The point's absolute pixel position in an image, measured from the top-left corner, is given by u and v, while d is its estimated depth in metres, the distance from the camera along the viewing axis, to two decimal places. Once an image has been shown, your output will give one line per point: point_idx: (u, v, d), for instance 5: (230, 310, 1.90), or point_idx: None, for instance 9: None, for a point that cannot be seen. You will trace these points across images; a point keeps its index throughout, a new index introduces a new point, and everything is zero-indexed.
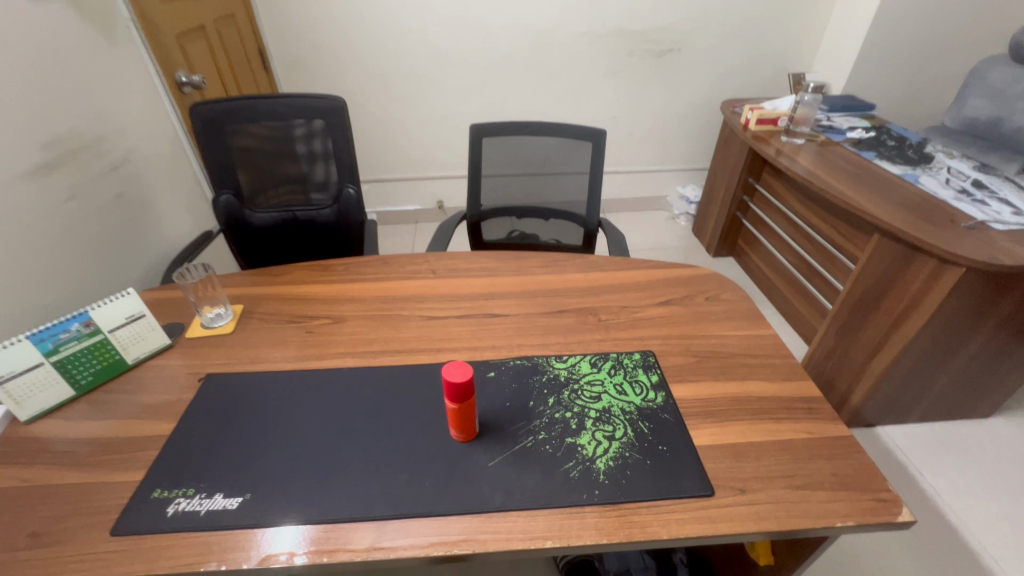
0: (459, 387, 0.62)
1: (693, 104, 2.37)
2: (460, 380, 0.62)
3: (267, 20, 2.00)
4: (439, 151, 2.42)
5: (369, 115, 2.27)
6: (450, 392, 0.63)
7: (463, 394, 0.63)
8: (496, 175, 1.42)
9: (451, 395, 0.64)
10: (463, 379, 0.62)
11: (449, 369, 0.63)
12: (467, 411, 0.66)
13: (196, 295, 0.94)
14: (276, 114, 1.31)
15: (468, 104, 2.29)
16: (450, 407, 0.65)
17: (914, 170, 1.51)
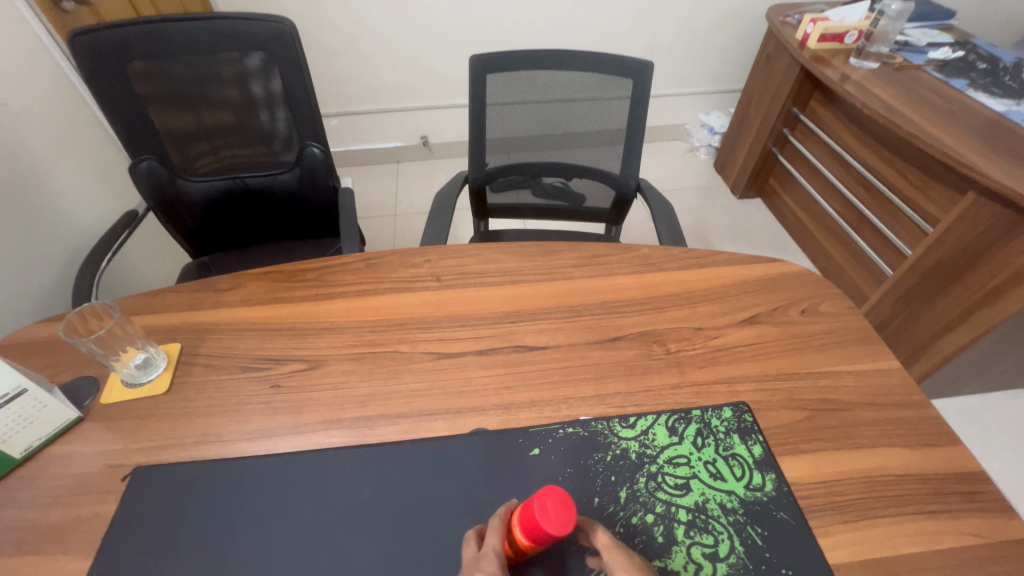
0: (545, 538, 0.41)
1: (727, 9, 1.95)
2: (555, 532, 0.41)
3: None
4: (420, 75, 1.99)
5: (330, 29, 1.80)
6: (529, 530, 0.43)
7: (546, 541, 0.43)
8: (506, 123, 1.09)
9: (528, 534, 0.43)
10: (561, 523, 0.41)
11: (544, 503, 0.42)
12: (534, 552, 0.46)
13: (96, 344, 0.64)
14: (196, 43, 0.94)
15: (453, 14, 1.83)
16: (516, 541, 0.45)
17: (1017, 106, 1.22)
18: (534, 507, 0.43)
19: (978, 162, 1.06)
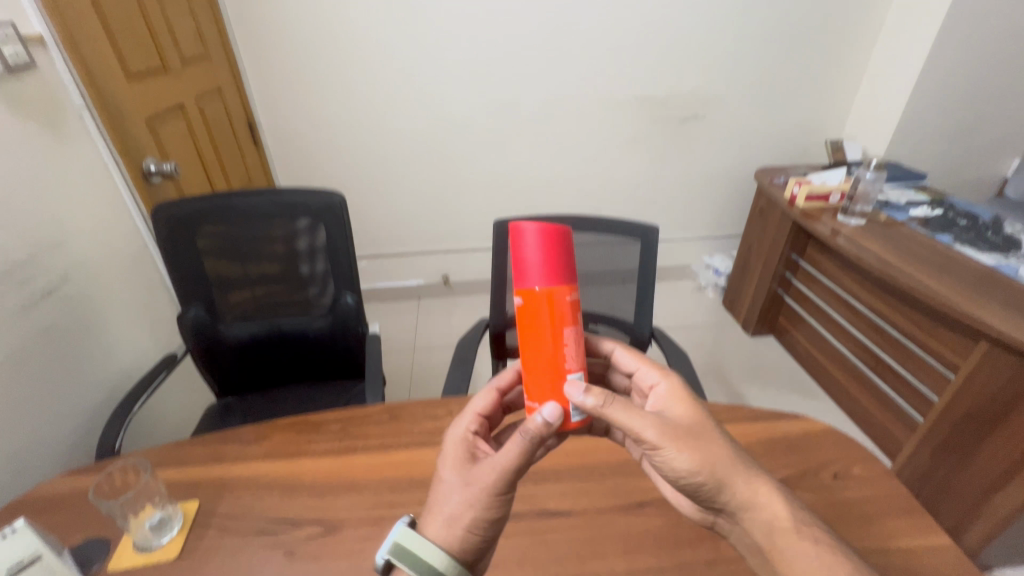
0: (519, 233, 0.50)
1: (719, 170, 2.21)
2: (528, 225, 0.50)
3: (260, 94, 1.83)
4: (445, 224, 2.21)
5: (370, 187, 2.07)
6: (550, 268, 0.51)
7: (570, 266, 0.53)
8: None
9: (551, 273, 0.51)
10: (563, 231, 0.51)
11: (530, 230, 0.50)
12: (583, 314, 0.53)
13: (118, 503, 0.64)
14: (259, 212, 1.09)
15: (477, 174, 2.09)
16: (555, 303, 0.51)
17: (1005, 259, 1.30)
18: (526, 247, 0.50)
19: (982, 312, 1.10)
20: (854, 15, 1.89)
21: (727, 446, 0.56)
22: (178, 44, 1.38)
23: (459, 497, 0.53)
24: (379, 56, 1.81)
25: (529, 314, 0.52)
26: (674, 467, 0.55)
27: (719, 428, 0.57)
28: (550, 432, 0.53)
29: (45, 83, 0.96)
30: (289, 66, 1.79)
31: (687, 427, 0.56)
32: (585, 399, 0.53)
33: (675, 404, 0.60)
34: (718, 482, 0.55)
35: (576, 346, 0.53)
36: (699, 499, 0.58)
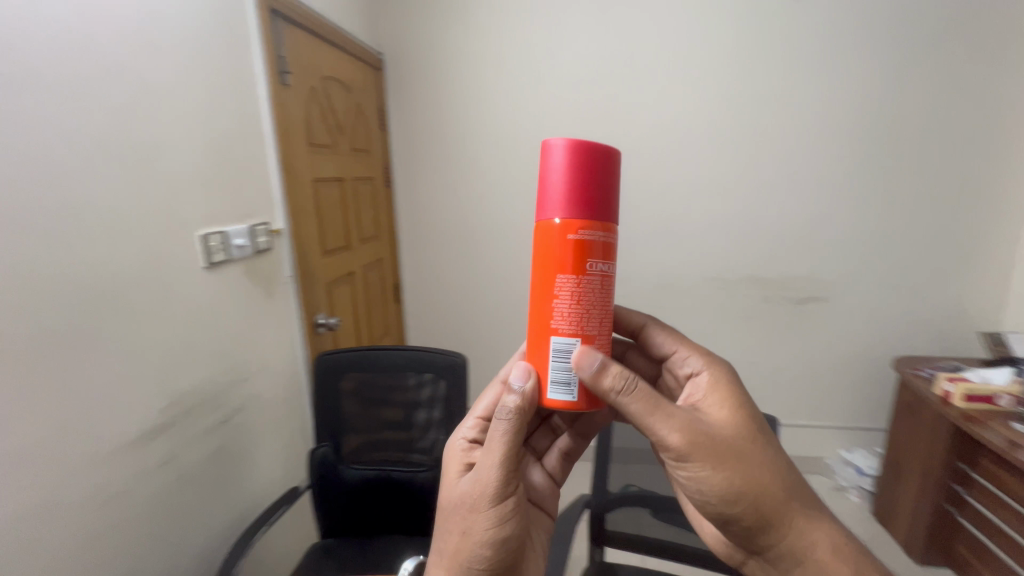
0: (557, 148, 0.52)
1: (848, 354, 2.03)
2: (566, 144, 0.52)
3: (407, 264, 2.21)
4: None
5: (482, 345, 2.24)
6: (578, 199, 0.52)
7: (606, 206, 0.53)
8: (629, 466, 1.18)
9: (569, 203, 0.52)
10: (598, 161, 0.52)
11: (561, 148, 0.52)
12: (605, 262, 0.53)
13: None
14: (394, 365, 1.25)
15: None
16: (576, 241, 0.52)
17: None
18: (554, 168, 0.52)
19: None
20: (991, 208, 1.81)
21: (767, 470, 0.59)
22: (361, 229, 1.82)
23: (458, 516, 0.60)
24: (504, 236, 2.09)
25: (547, 240, 0.53)
26: (706, 486, 0.58)
27: (755, 443, 0.60)
28: (526, 405, 0.56)
29: (274, 261, 1.31)
30: (432, 243, 2.16)
31: (727, 442, 0.58)
32: (600, 382, 0.53)
33: (717, 408, 0.62)
34: (757, 510, 0.59)
35: (576, 303, 0.53)
36: (732, 528, 0.62)
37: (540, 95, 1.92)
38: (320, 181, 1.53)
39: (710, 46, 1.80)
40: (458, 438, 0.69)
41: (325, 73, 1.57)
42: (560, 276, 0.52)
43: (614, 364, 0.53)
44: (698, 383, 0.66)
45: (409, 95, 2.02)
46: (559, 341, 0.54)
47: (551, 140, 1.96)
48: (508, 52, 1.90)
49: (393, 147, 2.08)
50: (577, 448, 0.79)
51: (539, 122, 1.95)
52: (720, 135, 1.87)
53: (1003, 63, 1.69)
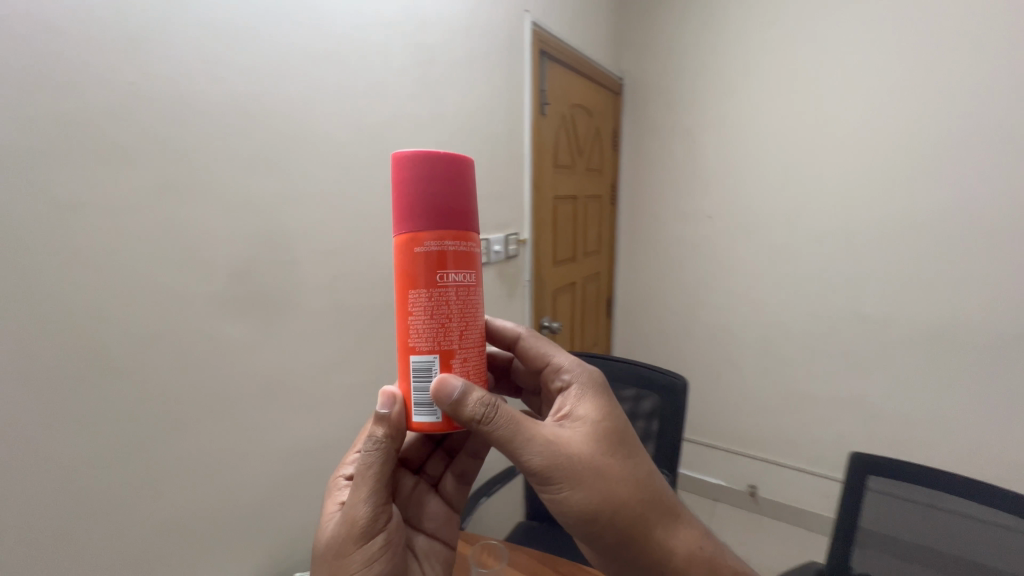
0: (402, 159, 0.46)
1: None
2: (409, 154, 0.46)
3: (623, 279, 2.26)
4: (765, 430, 1.96)
5: (691, 371, 2.11)
6: (426, 212, 0.46)
7: (465, 216, 0.48)
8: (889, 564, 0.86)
9: (412, 213, 0.46)
10: (440, 165, 0.47)
11: (406, 157, 0.47)
12: (463, 273, 0.48)
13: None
14: (613, 373, 1.34)
15: (819, 388, 1.82)
16: (422, 253, 0.47)
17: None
18: (402, 180, 0.46)
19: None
20: None
21: (633, 482, 0.55)
22: (587, 242, 1.95)
23: (326, 568, 0.55)
24: (726, 258, 1.94)
25: (398, 255, 0.47)
26: (572, 509, 0.54)
27: (615, 454, 0.55)
28: (385, 429, 0.53)
29: (518, 265, 1.51)
30: (651, 260, 2.15)
31: (586, 460, 0.53)
32: (459, 408, 0.48)
33: (583, 425, 0.56)
34: (616, 527, 0.54)
35: (425, 316, 0.48)
36: (601, 549, 0.56)
37: (789, 104, 1.72)
38: (559, 198, 1.71)
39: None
40: (336, 475, 0.64)
41: (575, 101, 1.75)
42: (410, 292, 0.47)
43: (476, 390, 0.49)
44: (570, 394, 0.60)
45: (645, 115, 2.07)
46: (417, 361, 0.48)
47: (801, 153, 1.72)
48: (757, 59, 1.76)
49: (622, 166, 2.17)
50: (471, 469, 0.75)
51: (788, 133, 1.74)
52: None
53: None
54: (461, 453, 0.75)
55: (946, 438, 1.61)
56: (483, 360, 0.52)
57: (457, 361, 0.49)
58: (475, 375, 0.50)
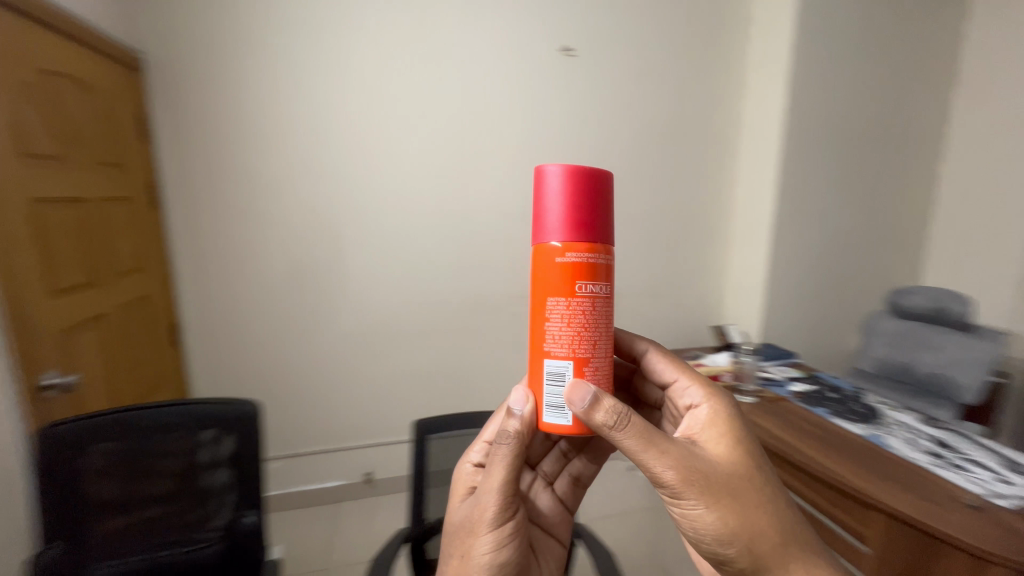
0: (544, 172, 0.56)
1: None
2: (555, 171, 0.56)
3: (188, 299, 1.85)
4: (372, 419, 2.11)
5: (289, 382, 2.00)
6: (578, 227, 0.55)
7: (603, 232, 0.56)
8: (440, 495, 1.17)
9: (564, 225, 0.55)
10: (590, 183, 0.55)
11: (553, 172, 0.56)
12: (603, 284, 0.57)
13: None
14: (167, 424, 1.03)
15: (406, 368, 2.11)
16: (568, 258, 0.55)
17: (1014, 484, 1.17)
18: (550, 193, 0.55)
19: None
20: (705, 236, 2.40)
21: (764, 505, 0.60)
22: (115, 260, 1.53)
23: (460, 539, 0.65)
24: (301, 263, 1.92)
25: (545, 262, 0.56)
26: (701, 522, 0.59)
27: (750, 480, 0.61)
28: (518, 427, 0.60)
29: None
30: (221, 273, 1.85)
31: (722, 478, 0.60)
32: (592, 415, 0.55)
33: (715, 445, 0.63)
34: (750, 554, 0.59)
35: (562, 321, 0.56)
36: (724, 567, 0.62)
37: (334, 113, 1.84)
38: (46, 204, 1.24)
39: (503, 80, 1.99)
40: (465, 462, 0.74)
41: (41, 65, 1.24)
42: (551, 299, 0.56)
43: (606, 398, 0.56)
44: (698, 415, 0.67)
45: (185, 102, 1.72)
46: (553, 364, 0.57)
47: (356, 159, 1.89)
48: (302, 62, 1.78)
49: (161, 164, 1.74)
50: (587, 472, 0.84)
51: (339, 139, 1.87)
52: (517, 164, 2.07)
53: (704, 123, 2.28)
54: (581, 455, 0.84)
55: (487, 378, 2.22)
56: (607, 369, 0.59)
57: (589, 368, 0.57)
58: (604, 384, 0.58)
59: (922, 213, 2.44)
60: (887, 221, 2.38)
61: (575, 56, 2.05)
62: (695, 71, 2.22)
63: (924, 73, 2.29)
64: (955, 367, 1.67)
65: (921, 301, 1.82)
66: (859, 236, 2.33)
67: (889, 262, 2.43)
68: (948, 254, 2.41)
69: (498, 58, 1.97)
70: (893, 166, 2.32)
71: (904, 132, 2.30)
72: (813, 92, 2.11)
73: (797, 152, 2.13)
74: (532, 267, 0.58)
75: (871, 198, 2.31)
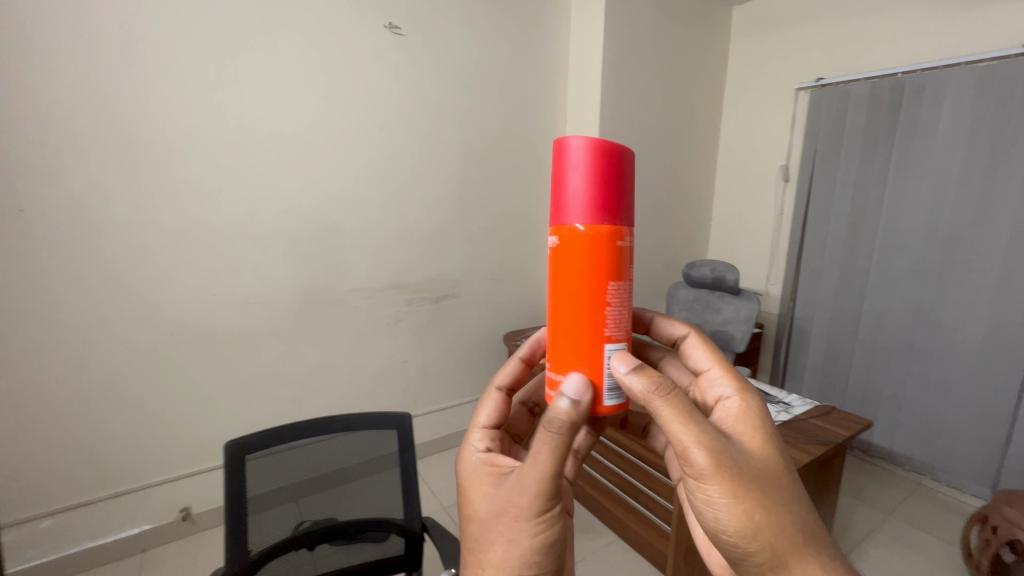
0: (571, 145, 0.53)
1: (476, 334, 2.45)
2: (580, 145, 0.53)
3: None
4: (182, 444, 1.79)
5: (48, 416, 1.55)
6: (602, 203, 0.53)
7: (627, 209, 0.56)
8: (264, 519, 1.04)
9: (598, 205, 0.53)
10: (618, 159, 0.54)
11: (578, 144, 0.53)
12: (631, 265, 0.57)
13: None
14: None
15: (223, 380, 1.82)
16: (613, 242, 0.54)
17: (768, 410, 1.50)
18: (576, 169, 0.53)
19: None
20: (539, 221, 2.55)
21: (794, 508, 0.53)
22: None
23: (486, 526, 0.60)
24: (55, 264, 1.48)
25: (584, 246, 0.54)
26: (719, 513, 0.53)
27: (779, 476, 0.55)
28: (576, 412, 0.54)
29: None
30: None
31: (752, 470, 0.54)
32: (636, 387, 0.54)
33: (746, 437, 0.58)
34: (772, 557, 0.52)
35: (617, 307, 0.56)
36: (742, 566, 0.55)
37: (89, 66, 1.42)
38: None
39: (322, 50, 1.80)
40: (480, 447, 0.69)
41: None
42: (606, 284, 0.55)
43: (648, 372, 0.55)
44: (728, 408, 0.62)
45: None
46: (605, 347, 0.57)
47: (129, 131, 1.51)
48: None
49: None
50: None
51: (98, 99, 1.45)
52: (344, 145, 1.91)
53: (532, 113, 2.40)
54: None
55: (325, 379, 2.05)
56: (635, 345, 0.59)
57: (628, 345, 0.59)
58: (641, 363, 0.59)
59: (703, 199, 2.97)
60: (679, 206, 2.84)
61: (401, 34, 1.96)
62: (521, 61, 2.31)
63: (701, 83, 2.76)
64: (731, 323, 2.09)
65: (705, 272, 2.19)
66: (659, 219, 2.74)
67: (682, 240, 2.91)
68: (719, 233, 3.00)
69: (313, 24, 1.76)
70: (681, 159, 2.77)
71: (688, 133, 2.77)
72: (619, 91, 2.39)
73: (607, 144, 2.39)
74: (552, 249, 0.56)
75: (666, 186, 2.73)
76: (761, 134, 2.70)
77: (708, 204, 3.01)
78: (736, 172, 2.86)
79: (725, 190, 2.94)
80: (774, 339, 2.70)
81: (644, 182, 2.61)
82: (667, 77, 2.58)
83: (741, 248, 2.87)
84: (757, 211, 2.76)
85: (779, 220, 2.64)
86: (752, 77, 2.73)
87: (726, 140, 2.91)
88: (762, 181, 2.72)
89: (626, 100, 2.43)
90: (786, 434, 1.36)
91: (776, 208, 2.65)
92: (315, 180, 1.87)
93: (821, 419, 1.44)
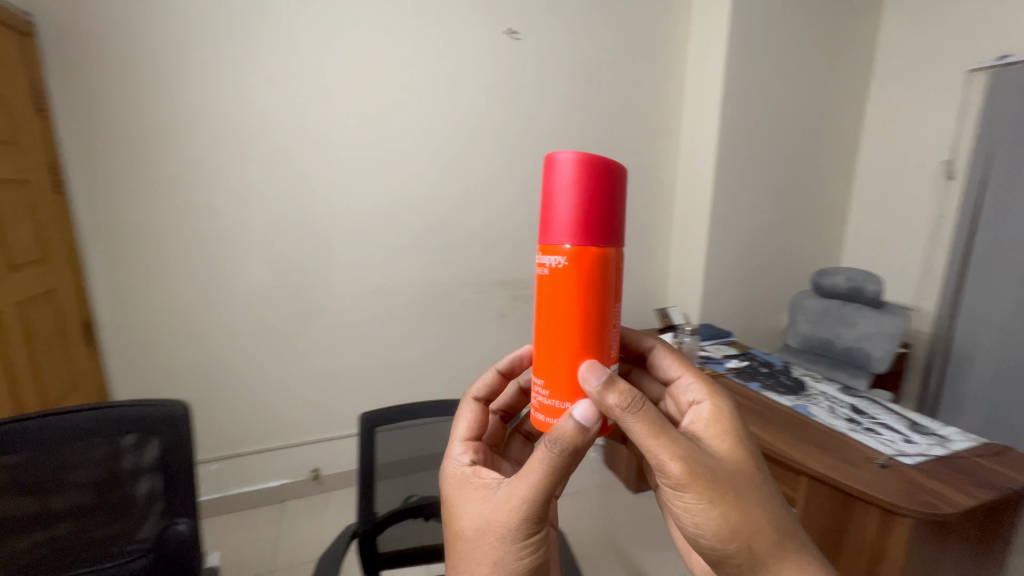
0: (559, 162, 0.51)
1: None
2: (569, 163, 0.51)
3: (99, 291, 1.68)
4: (316, 413, 2.04)
5: (221, 378, 1.88)
6: (590, 222, 0.51)
7: (618, 225, 0.53)
8: (388, 486, 1.15)
9: (580, 223, 0.51)
10: (603, 174, 0.51)
11: (566, 160, 0.51)
12: (617, 282, 0.55)
13: None
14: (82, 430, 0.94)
15: (350, 360, 2.05)
16: (595, 260, 0.52)
17: (917, 443, 1.30)
18: (561, 188, 0.51)
19: (939, 511, 1.01)
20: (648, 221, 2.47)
21: (765, 507, 0.56)
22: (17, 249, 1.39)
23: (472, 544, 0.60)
24: (234, 253, 1.80)
25: (567, 264, 0.52)
26: (698, 519, 0.55)
27: (752, 478, 0.57)
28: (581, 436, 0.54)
29: None
30: (141, 263, 1.70)
31: (725, 473, 0.56)
32: (605, 398, 0.53)
33: (718, 441, 0.59)
34: (751, 556, 0.55)
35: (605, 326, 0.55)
36: (721, 566, 0.57)
37: (269, 92, 1.73)
38: None
39: (447, 61, 1.94)
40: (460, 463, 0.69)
41: None
42: (591, 301, 0.53)
43: (619, 385, 0.53)
44: (700, 412, 0.64)
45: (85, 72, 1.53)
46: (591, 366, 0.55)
47: (290, 142, 1.79)
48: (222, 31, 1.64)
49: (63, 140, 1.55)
50: None
51: (271, 118, 1.75)
52: (463, 149, 2.03)
53: (646, 111, 2.34)
54: None
55: (435, 367, 2.20)
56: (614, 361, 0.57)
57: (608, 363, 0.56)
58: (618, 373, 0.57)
59: (840, 200, 2.65)
60: (809, 208, 2.57)
61: (519, 40, 2.03)
62: (637, 58, 2.26)
63: (843, 71, 2.47)
64: (868, 340, 1.84)
65: (839, 281, 1.97)
66: (784, 222, 2.50)
67: (811, 246, 2.63)
68: (858, 239, 2.66)
69: (441, 37, 1.91)
70: (815, 156, 2.51)
71: (824, 127, 2.50)
72: (743, 86, 2.23)
73: (728, 141, 2.25)
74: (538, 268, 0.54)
75: (795, 186, 2.49)
76: (919, 125, 2.34)
77: (846, 206, 2.68)
78: (884, 169, 2.51)
79: (868, 190, 2.60)
80: (925, 363, 2.33)
81: (768, 182, 2.41)
82: (802, 66, 2.35)
83: (885, 257, 2.52)
84: (910, 215, 2.39)
85: (938, 226, 2.27)
86: (910, 60, 2.38)
87: (872, 133, 2.57)
88: (917, 180, 2.36)
89: (751, 93, 2.26)
90: (942, 472, 1.17)
91: (935, 211, 2.28)
92: (436, 181, 2.02)
93: (991, 461, 1.21)
